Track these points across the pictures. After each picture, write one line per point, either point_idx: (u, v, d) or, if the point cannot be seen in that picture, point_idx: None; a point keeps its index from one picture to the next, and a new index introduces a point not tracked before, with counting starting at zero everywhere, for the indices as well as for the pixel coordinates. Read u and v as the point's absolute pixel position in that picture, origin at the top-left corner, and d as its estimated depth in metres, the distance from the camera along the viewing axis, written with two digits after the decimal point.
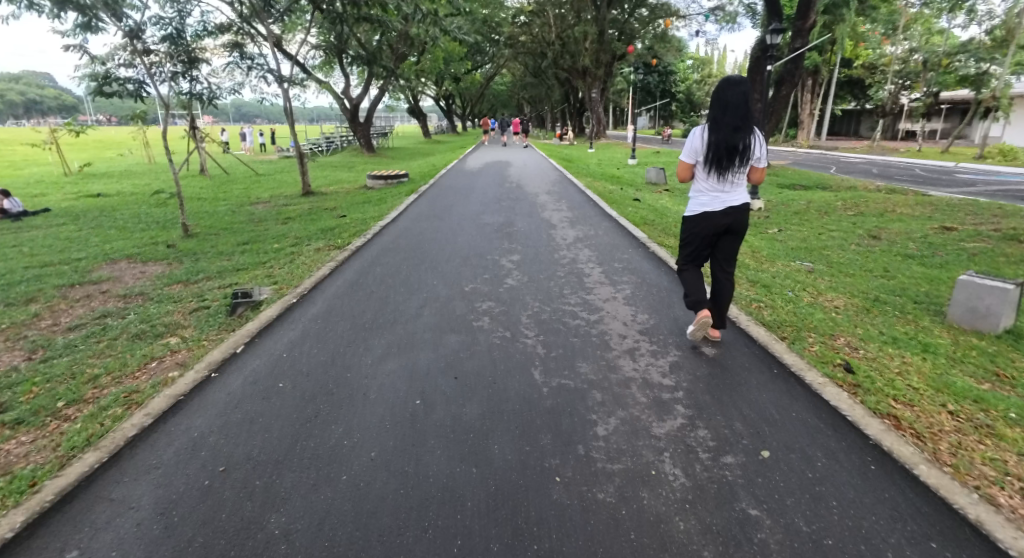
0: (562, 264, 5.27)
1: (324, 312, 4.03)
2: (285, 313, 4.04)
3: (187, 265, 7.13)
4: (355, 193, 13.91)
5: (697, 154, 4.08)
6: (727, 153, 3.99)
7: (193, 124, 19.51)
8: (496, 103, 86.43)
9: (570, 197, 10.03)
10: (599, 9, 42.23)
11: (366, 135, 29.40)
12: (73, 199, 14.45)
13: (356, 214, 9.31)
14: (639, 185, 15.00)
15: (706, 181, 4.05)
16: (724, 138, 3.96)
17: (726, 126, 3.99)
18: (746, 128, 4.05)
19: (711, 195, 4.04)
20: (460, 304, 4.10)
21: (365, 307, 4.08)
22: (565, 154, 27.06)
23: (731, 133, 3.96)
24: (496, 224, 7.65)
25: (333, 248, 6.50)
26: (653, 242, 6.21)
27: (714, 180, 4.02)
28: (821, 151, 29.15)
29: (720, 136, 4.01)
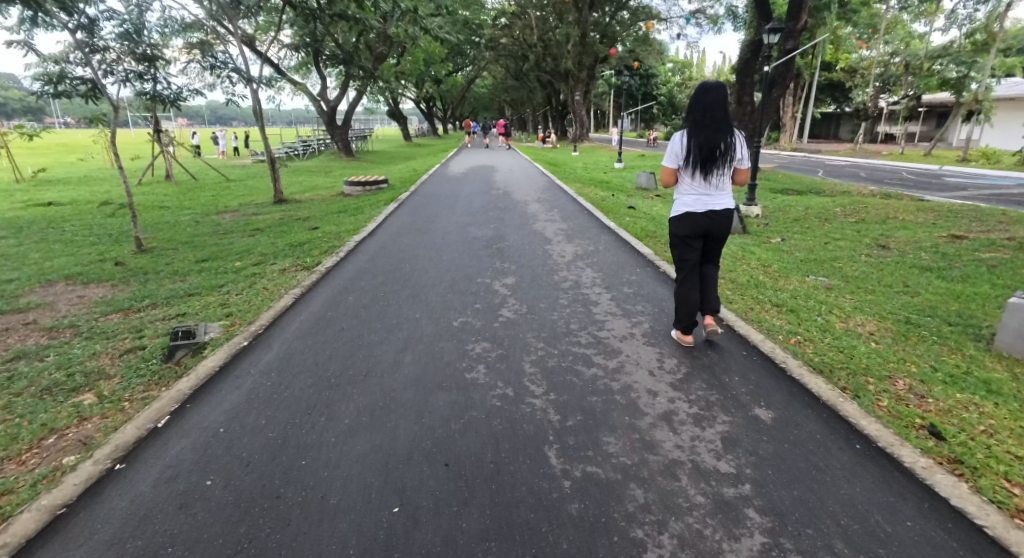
0: (564, 288, 4.61)
1: (280, 361, 3.28)
2: (231, 363, 3.29)
3: (133, 288, 6.31)
4: (331, 201, 13.14)
5: (679, 159, 3.96)
6: (710, 156, 3.89)
7: (157, 128, 18.45)
8: (477, 106, 85.71)
9: (561, 205, 9.38)
10: (581, 12, 41.86)
11: (344, 138, 28.47)
12: (22, 208, 13.39)
13: (330, 227, 8.54)
14: (629, 191, 14.45)
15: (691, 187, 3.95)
16: (706, 138, 3.87)
17: (706, 126, 3.90)
18: (726, 128, 3.98)
19: (696, 200, 3.93)
20: (448, 347, 3.40)
21: (331, 353, 3.34)
22: (549, 158, 26.51)
23: (713, 134, 3.87)
24: (485, 237, 6.94)
25: (301, 268, 5.74)
26: (661, 260, 5.56)
27: (699, 182, 3.92)
28: (805, 155, 29.04)
29: (703, 137, 3.90)
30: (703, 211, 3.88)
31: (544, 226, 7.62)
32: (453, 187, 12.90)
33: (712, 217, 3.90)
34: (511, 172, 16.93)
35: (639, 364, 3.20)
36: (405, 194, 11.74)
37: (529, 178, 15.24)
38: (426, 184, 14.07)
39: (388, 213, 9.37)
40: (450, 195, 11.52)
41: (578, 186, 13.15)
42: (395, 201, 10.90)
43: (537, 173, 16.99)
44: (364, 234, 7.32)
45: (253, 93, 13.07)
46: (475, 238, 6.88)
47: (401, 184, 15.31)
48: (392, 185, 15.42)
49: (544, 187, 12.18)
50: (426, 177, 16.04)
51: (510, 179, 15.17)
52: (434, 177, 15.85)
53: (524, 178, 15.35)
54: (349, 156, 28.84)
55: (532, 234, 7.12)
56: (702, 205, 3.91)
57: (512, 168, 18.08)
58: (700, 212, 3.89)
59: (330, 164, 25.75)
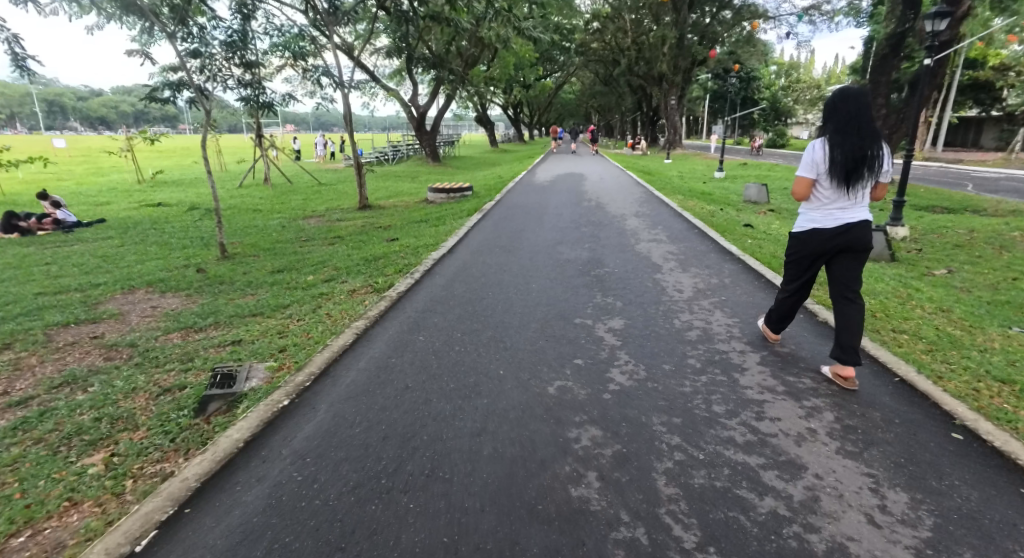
0: (694, 342, 3.54)
1: (322, 439, 2.52)
2: (262, 435, 2.57)
3: (205, 301, 5.97)
4: (415, 209, 12.77)
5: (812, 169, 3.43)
6: (853, 166, 3.33)
7: (258, 133, 19.25)
8: (564, 112, 84.83)
9: (665, 222, 8.21)
10: (679, 13, 39.82)
11: (432, 144, 28.68)
12: (134, 208, 14.21)
13: (409, 238, 7.94)
14: (735, 204, 12.92)
15: (822, 200, 3.42)
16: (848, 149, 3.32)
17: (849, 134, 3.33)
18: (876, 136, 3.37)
19: (826, 215, 3.41)
20: (544, 436, 2.48)
21: (387, 433, 2.53)
22: (640, 166, 25.09)
23: (856, 144, 3.31)
24: (579, 260, 5.99)
25: (372, 291, 5.06)
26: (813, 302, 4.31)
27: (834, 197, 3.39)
28: (940, 165, 25.41)
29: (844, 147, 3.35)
30: (835, 228, 3.36)
31: (648, 247, 6.54)
32: (541, 196, 12.05)
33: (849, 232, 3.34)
34: (603, 181, 15.81)
35: (845, 499, 2.12)
36: (490, 204, 11.02)
37: (622, 188, 14.10)
38: (511, 192, 13.33)
39: (470, 225, 8.67)
40: (539, 206, 10.65)
41: (678, 198, 11.93)
42: (479, 211, 10.19)
43: (630, 182, 15.74)
44: (443, 250, 6.59)
45: (345, 97, 13.04)
46: (567, 261, 5.95)
47: (486, 192, 14.81)
48: (477, 193, 14.97)
49: (641, 199, 11.01)
50: (513, 185, 15.34)
51: (601, 188, 14.12)
52: (521, 186, 15.10)
53: (617, 187, 14.18)
54: (436, 161, 28.98)
55: (635, 257, 6.07)
56: (832, 221, 3.38)
57: (603, 177, 16.95)
58: (829, 229, 3.37)
59: (418, 170, 25.90)
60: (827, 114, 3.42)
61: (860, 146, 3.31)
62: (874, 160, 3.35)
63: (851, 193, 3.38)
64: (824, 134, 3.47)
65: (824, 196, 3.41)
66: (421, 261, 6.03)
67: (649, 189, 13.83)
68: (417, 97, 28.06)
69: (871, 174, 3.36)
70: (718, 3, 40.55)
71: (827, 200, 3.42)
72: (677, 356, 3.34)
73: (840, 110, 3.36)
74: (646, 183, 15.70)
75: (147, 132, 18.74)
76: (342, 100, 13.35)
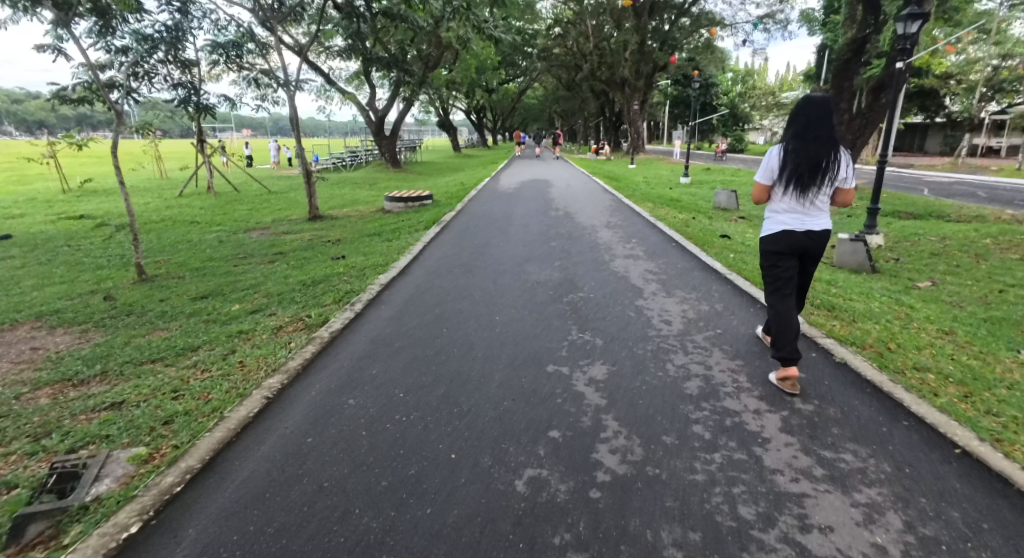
0: (695, 396, 2.86)
1: None
2: None
3: (103, 340, 4.99)
4: (370, 219, 11.87)
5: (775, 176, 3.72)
6: (809, 173, 3.61)
7: (200, 138, 17.97)
8: (527, 117, 84.65)
9: (640, 234, 7.59)
10: (640, 19, 39.95)
11: (391, 149, 27.71)
12: (53, 221, 12.85)
13: (357, 256, 7.06)
14: (705, 210, 12.57)
15: (789, 206, 3.72)
16: (806, 156, 3.60)
17: (807, 143, 3.61)
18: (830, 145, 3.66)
19: (793, 219, 3.70)
20: None
21: None
22: (606, 172, 24.76)
23: (814, 152, 3.60)
24: (549, 280, 5.27)
25: (301, 328, 4.19)
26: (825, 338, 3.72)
27: (795, 203, 3.69)
28: (896, 169, 25.97)
29: (802, 155, 3.64)
30: (805, 231, 3.68)
31: (624, 264, 5.90)
32: (505, 205, 11.33)
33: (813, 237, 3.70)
34: (569, 188, 15.21)
35: None
36: (452, 213, 10.22)
37: (590, 195, 13.57)
38: (474, 200, 12.57)
39: (429, 237, 7.85)
40: (504, 215, 9.90)
41: (648, 206, 11.46)
42: (439, 221, 9.37)
43: (598, 189, 15.20)
44: (395, 270, 5.77)
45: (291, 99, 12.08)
46: (536, 282, 5.22)
47: (447, 200, 14.07)
48: (438, 200, 14.21)
49: (612, 208, 10.41)
50: (477, 192, 14.60)
51: (568, 196, 13.54)
52: (485, 192, 14.36)
53: (584, 195, 13.58)
54: (396, 167, 27.96)
55: (611, 277, 5.41)
56: (799, 225, 3.69)
57: (570, 183, 16.36)
58: (799, 232, 3.68)
59: (377, 177, 24.83)
60: (789, 122, 3.70)
61: (815, 154, 3.59)
62: (831, 169, 3.64)
63: (812, 200, 3.68)
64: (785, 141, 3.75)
65: (786, 202, 3.71)
66: (367, 286, 5.19)
67: (618, 196, 13.29)
68: (375, 100, 27.06)
69: (828, 182, 3.66)
70: (678, 9, 40.92)
71: (787, 205, 3.72)
72: (679, 416, 2.65)
73: (800, 120, 3.65)
74: (614, 189, 15.19)
75: (75, 136, 17.18)
76: (287, 102, 12.37)
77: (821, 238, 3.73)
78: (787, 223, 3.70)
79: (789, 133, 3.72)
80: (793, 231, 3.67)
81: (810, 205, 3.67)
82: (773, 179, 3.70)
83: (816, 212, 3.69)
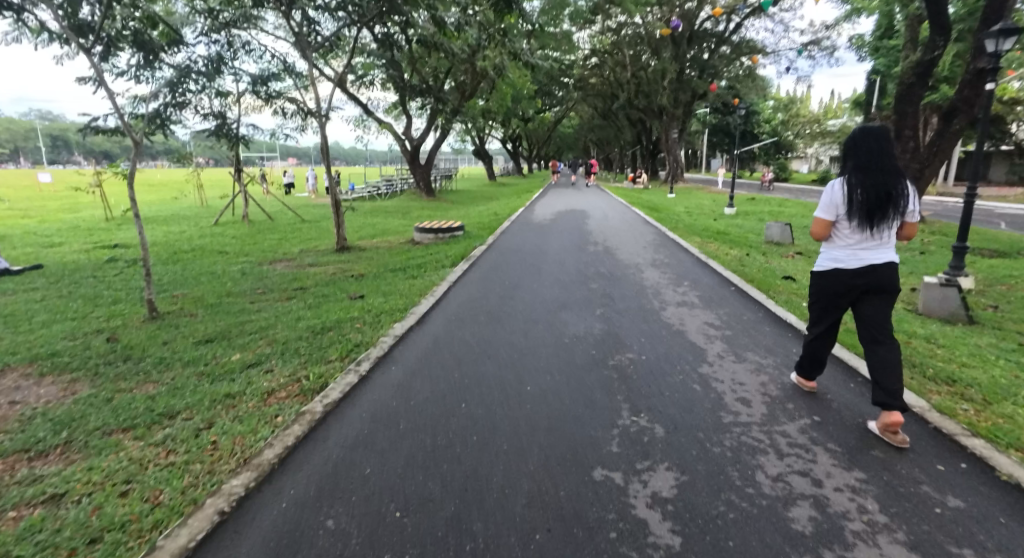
0: (811, 540, 1.98)
1: None
2: None
3: (87, 393, 4.46)
4: (398, 251, 11.40)
5: (835, 207, 3.22)
6: (878, 205, 3.13)
7: (238, 167, 18.19)
8: (562, 145, 84.83)
9: (690, 275, 6.75)
10: (678, 47, 39.49)
11: (425, 178, 27.72)
12: (87, 249, 12.91)
13: (376, 296, 6.46)
14: (756, 244, 11.60)
15: (847, 240, 3.21)
16: (873, 186, 3.13)
17: (871, 173, 3.16)
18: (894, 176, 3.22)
19: (849, 255, 3.20)
20: None
21: None
22: (643, 201, 23.98)
23: (880, 182, 3.14)
24: (589, 334, 4.48)
25: (297, 393, 3.54)
26: (972, 440, 2.80)
27: (858, 238, 3.18)
28: (959, 200, 24.21)
29: (865, 186, 3.17)
30: (858, 266, 3.15)
31: (677, 314, 5.06)
32: (539, 238, 10.67)
33: (872, 273, 3.13)
34: (606, 219, 14.49)
35: None
36: (482, 247, 9.59)
37: (628, 227, 12.81)
38: (506, 233, 11.97)
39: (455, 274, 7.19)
40: (537, 250, 9.24)
41: (693, 240, 10.60)
42: (467, 256, 8.75)
43: (637, 220, 14.40)
44: (413, 315, 5.09)
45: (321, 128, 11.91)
46: (573, 335, 4.46)
47: (479, 231, 13.55)
48: (469, 231, 13.71)
49: (654, 243, 9.60)
50: (509, 222, 14.05)
51: (604, 227, 12.81)
52: (518, 223, 13.77)
53: (621, 227, 12.82)
54: (430, 196, 27.90)
55: (663, 330, 4.57)
56: (856, 261, 3.17)
57: (607, 214, 15.65)
58: (851, 269, 3.17)
59: (410, 205, 24.72)
60: (848, 152, 3.26)
61: (882, 184, 3.14)
62: (900, 201, 3.18)
63: (879, 234, 3.17)
64: (844, 173, 3.29)
65: (842, 234, 3.22)
66: (379, 337, 4.51)
67: (659, 229, 12.46)
68: (411, 129, 27.25)
69: (897, 215, 3.19)
70: (717, 38, 40.36)
71: (850, 240, 3.21)
72: None
73: (860, 149, 3.21)
74: (654, 220, 14.36)
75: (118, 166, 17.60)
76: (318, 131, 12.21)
77: (886, 274, 3.14)
78: (841, 257, 3.21)
79: (849, 163, 3.26)
80: (842, 267, 3.19)
81: (876, 240, 3.17)
82: (832, 212, 3.22)
83: (885, 247, 3.16)
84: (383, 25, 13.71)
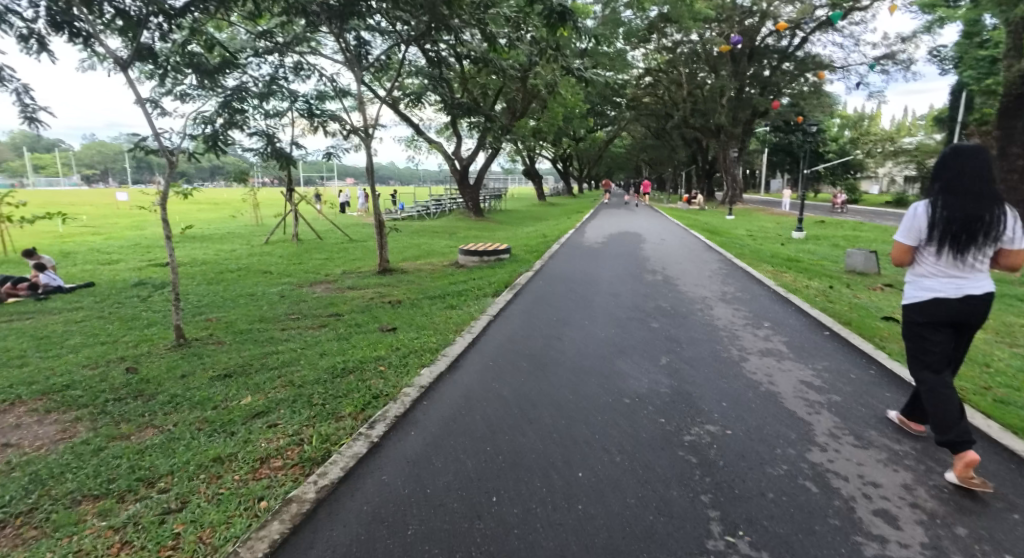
0: None
1: None
2: None
3: (84, 437, 4.01)
4: (440, 275, 10.86)
5: (920, 231, 3.05)
6: (969, 231, 2.92)
7: (290, 187, 18.60)
8: (613, 165, 83.75)
9: (769, 313, 5.78)
10: (738, 64, 38.08)
11: (474, 198, 27.56)
12: (140, 267, 13.14)
13: (409, 329, 5.85)
14: (835, 274, 10.42)
15: (937, 267, 3.01)
16: (964, 210, 2.92)
17: (964, 196, 2.93)
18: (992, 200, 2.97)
19: (944, 283, 2.98)
20: None
21: None
22: (700, 223, 22.75)
23: (975, 207, 2.91)
24: (654, 393, 3.65)
25: (295, 463, 2.90)
26: None
27: (949, 264, 2.97)
28: None
29: (956, 210, 2.95)
30: (958, 297, 2.93)
31: (763, 368, 4.14)
32: (590, 264, 9.86)
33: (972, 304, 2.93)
34: (662, 243, 13.51)
35: None
36: (527, 273, 8.88)
37: (687, 251, 11.84)
38: (554, 257, 11.24)
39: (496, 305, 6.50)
40: (588, 278, 8.43)
41: (763, 267, 9.54)
42: (511, 284, 8.05)
43: (697, 244, 13.35)
44: (445, 358, 4.41)
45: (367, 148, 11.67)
46: (635, 394, 3.64)
47: (526, 254, 12.92)
48: (516, 254, 13.11)
49: (719, 272, 8.60)
50: (559, 245, 13.32)
51: (661, 252, 11.88)
52: (567, 246, 13.02)
53: (680, 252, 11.84)
54: (478, 216, 27.61)
55: (749, 391, 3.67)
56: (954, 289, 2.95)
57: (662, 237, 14.67)
58: (951, 298, 2.94)
59: (457, 225, 24.47)
60: (938, 173, 3.05)
61: (975, 207, 2.91)
62: (996, 227, 2.93)
63: (971, 261, 2.96)
64: (931, 195, 3.09)
65: (935, 261, 3.02)
66: (402, 385, 3.84)
67: (722, 255, 11.38)
68: (460, 149, 27.21)
69: (993, 242, 2.94)
70: (780, 54, 38.70)
71: (938, 267, 3.01)
72: None
73: (953, 170, 2.99)
74: (715, 245, 13.26)
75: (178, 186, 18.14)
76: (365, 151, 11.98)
77: (983, 305, 2.95)
78: (938, 285, 3.00)
79: (938, 186, 3.06)
80: (944, 297, 2.94)
81: (968, 267, 2.96)
82: (917, 236, 3.05)
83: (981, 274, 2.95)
84: (433, 44, 13.52)
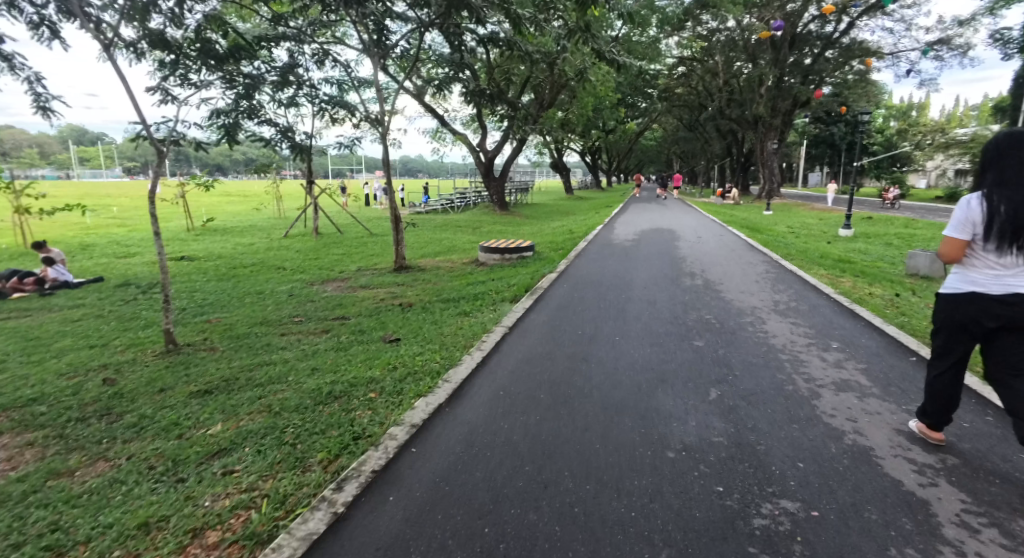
0: None
1: None
2: None
3: (24, 471, 3.41)
4: (459, 275, 10.17)
5: (965, 222, 2.86)
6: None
7: (309, 180, 18.25)
8: (643, 158, 81.81)
9: (836, 330, 4.87)
10: (779, 52, 36.22)
11: (500, 191, 26.80)
12: (155, 261, 12.82)
13: (414, 341, 5.15)
14: (896, 278, 9.38)
15: (983, 262, 2.82)
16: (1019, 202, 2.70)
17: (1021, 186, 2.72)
18: None
19: (989, 279, 2.78)
20: None
21: None
22: (737, 219, 21.51)
23: None
24: (706, 444, 2.86)
25: (237, 544, 2.20)
26: None
27: (998, 259, 2.77)
28: None
29: (1009, 200, 2.74)
30: (1002, 294, 2.73)
31: (843, 409, 3.29)
32: (620, 264, 9.01)
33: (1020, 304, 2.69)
34: (698, 240, 12.55)
35: None
36: (552, 274, 8.09)
37: (727, 250, 10.87)
38: (581, 256, 10.42)
39: (515, 312, 5.77)
40: (619, 280, 7.62)
41: (815, 270, 8.56)
42: (534, 286, 7.29)
43: (737, 241, 12.34)
44: (449, 383, 3.71)
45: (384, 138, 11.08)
46: (682, 445, 2.85)
47: (552, 252, 12.16)
48: (541, 251, 12.35)
49: (767, 275, 7.67)
50: (587, 242, 12.50)
51: (697, 251, 10.94)
52: (596, 244, 12.18)
53: (719, 251, 10.86)
54: (503, 210, 26.87)
55: (831, 445, 2.83)
56: (1000, 286, 2.75)
57: (699, 235, 13.66)
58: (995, 296, 2.74)
59: (482, 219, 23.80)
60: (991, 160, 2.84)
61: None
62: None
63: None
64: (983, 184, 2.88)
65: (982, 255, 2.83)
66: (392, 422, 3.15)
67: (767, 255, 10.38)
68: (486, 141, 26.51)
69: None
70: (824, 40, 36.67)
71: (987, 261, 2.81)
72: None
73: (1010, 158, 2.77)
74: (758, 243, 12.21)
75: (201, 178, 17.92)
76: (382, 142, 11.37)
77: None
78: (982, 280, 2.80)
79: (991, 173, 2.84)
80: (985, 294, 2.76)
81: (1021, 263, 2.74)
82: (962, 225, 2.87)
83: None
84: (455, 28, 12.74)
